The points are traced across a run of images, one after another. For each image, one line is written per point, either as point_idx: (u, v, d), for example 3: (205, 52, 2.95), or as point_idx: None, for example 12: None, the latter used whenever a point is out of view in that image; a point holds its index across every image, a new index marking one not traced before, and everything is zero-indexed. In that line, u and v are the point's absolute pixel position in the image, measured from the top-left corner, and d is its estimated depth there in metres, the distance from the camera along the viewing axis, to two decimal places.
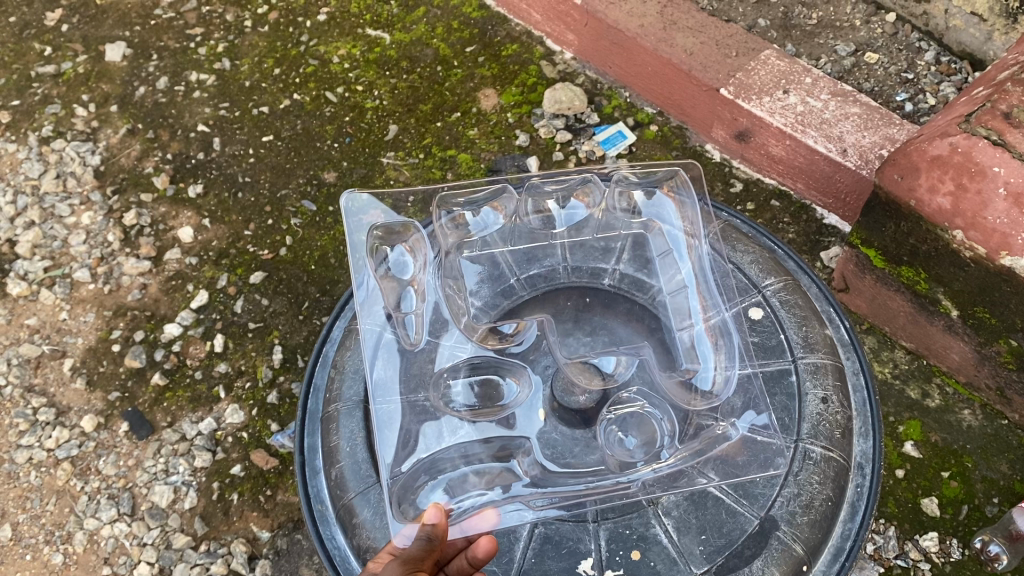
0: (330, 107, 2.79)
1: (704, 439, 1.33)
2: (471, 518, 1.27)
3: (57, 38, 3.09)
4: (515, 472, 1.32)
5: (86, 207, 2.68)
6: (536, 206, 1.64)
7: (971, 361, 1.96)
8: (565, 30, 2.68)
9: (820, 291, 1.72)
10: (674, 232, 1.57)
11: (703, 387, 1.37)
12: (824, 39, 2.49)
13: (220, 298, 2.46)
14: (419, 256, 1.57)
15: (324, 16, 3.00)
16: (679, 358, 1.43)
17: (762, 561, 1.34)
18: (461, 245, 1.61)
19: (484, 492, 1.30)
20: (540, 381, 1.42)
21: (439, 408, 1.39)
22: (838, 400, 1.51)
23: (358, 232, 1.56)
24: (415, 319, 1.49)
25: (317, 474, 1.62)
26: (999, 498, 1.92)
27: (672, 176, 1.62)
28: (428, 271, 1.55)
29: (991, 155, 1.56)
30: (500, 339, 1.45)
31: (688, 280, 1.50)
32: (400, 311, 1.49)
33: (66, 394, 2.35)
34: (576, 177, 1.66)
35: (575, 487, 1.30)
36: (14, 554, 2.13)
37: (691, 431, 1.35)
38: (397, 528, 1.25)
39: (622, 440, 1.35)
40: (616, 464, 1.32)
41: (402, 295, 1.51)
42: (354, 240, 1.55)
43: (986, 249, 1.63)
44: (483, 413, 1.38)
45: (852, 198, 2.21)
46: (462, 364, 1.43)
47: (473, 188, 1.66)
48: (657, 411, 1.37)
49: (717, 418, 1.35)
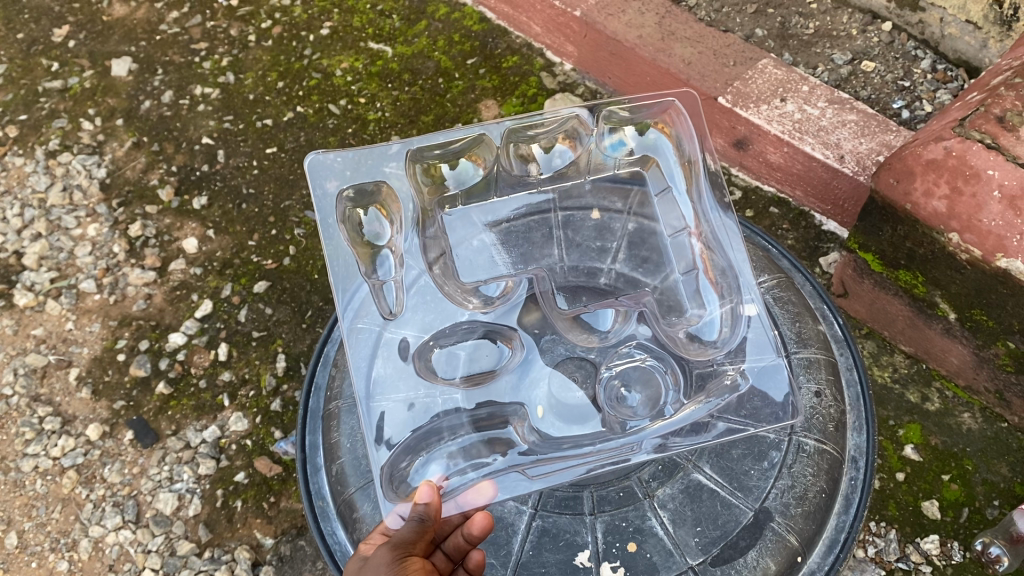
0: (333, 119, 2.83)
1: (710, 390, 1.37)
2: (467, 494, 1.28)
3: (64, 53, 3.14)
4: (513, 440, 1.36)
5: (93, 219, 2.71)
6: (519, 153, 1.64)
7: (970, 364, 1.97)
8: (566, 42, 2.72)
9: (814, 290, 1.75)
10: (676, 177, 1.58)
11: (709, 336, 1.43)
12: (821, 48, 2.52)
13: (224, 308, 2.49)
14: (395, 218, 1.60)
15: (327, 30, 3.04)
16: (687, 304, 1.48)
17: (756, 552, 1.35)
18: (442, 201, 1.63)
19: (483, 462, 1.33)
20: (532, 343, 1.47)
21: (436, 379, 1.42)
22: (831, 393, 1.52)
23: (330, 200, 1.56)
24: (394, 286, 1.54)
25: (318, 471, 1.63)
26: (1000, 501, 1.93)
27: (666, 110, 1.61)
28: (406, 231, 1.60)
29: (985, 158, 1.60)
30: (487, 301, 1.52)
31: (697, 262, 1.51)
32: (378, 277, 1.54)
33: (71, 404, 2.37)
34: (568, 114, 1.63)
35: (574, 451, 1.32)
36: (20, 562, 2.15)
37: (696, 387, 1.39)
38: (389, 508, 1.26)
39: (624, 396, 1.39)
40: (618, 425, 1.35)
41: (379, 261, 1.55)
42: (325, 210, 1.56)
43: (982, 252, 1.66)
44: (477, 382, 1.42)
45: (850, 204, 2.23)
46: (478, 326, 1.48)
47: (450, 137, 1.63)
48: (660, 364, 1.42)
49: (726, 365, 1.39)
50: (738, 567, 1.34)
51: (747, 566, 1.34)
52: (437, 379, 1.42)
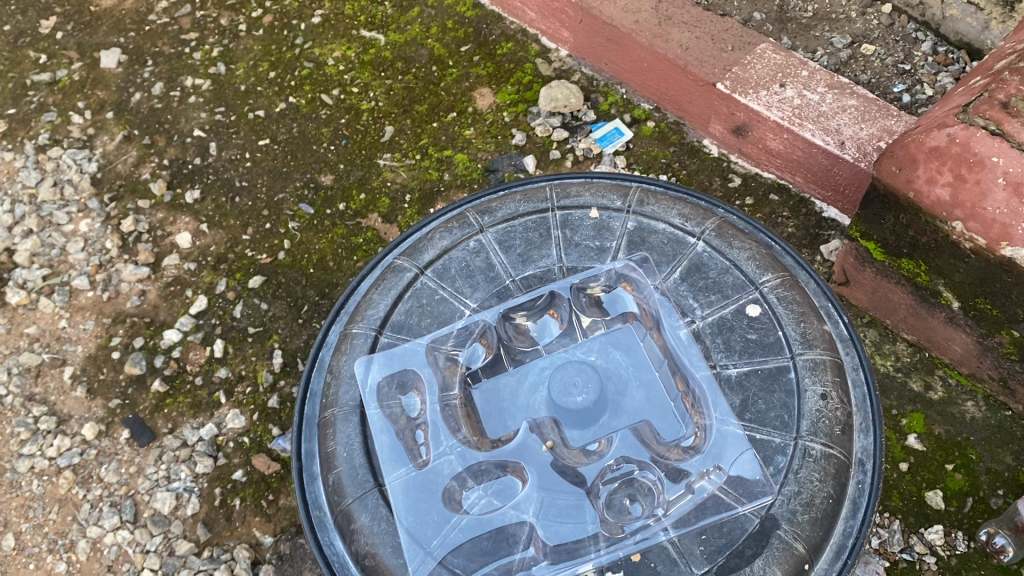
0: (325, 109, 2.78)
1: (733, 352, 1.43)
2: (485, 527, 1.26)
3: (52, 45, 3.09)
4: (530, 445, 1.30)
5: (84, 215, 2.68)
6: (530, 187, 1.71)
7: (974, 353, 1.95)
8: (561, 28, 2.67)
9: (819, 286, 1.62)
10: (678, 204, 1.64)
11: (713, 333, 1.45)
12: (820, 31, 2.48)
13: (219, 303, 2.46)
14: (419, 246, 1.65)
15: (319, 18, 2.99)
16: (693, 304, 1.48)
17: (763, 561, 1.28)
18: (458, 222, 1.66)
19: (503, 492, 1.28)
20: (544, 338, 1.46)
21: (450, 371, 1.42)
22: (838, 396, 1.43)
23: (382, 256, 1.73)
24: (408, 307, 1.56)
25: (314, 480, 1.54)
26: (1004, 490, 1.91)
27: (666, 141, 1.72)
28: (424, 258, 1.62)
29: (989, 145, 1.55)
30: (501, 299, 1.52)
31: (701, 266, 1.53)
32: (403, 294, 1.58)
33: (66, 403, 2.35)
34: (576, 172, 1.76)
35: (597, 462, 1.29)
36: (18, 563, 2.13)
37: (721, 355, 1.43)
38: (435, 517, 1.28)
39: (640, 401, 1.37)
40: (648, 438, 1.31)
41: (399, 284, 1.60)
42: (379, 261, 1.73)
43: (987, 241, 1.63)
44: (452, 417, 1.36)
45: (851, 190, 2.19)
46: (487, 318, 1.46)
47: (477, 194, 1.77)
48: (689, 359, 1.38)
49: (733, 361, 1.42)
50: None
51: None
52: (434, 391, 1.39)
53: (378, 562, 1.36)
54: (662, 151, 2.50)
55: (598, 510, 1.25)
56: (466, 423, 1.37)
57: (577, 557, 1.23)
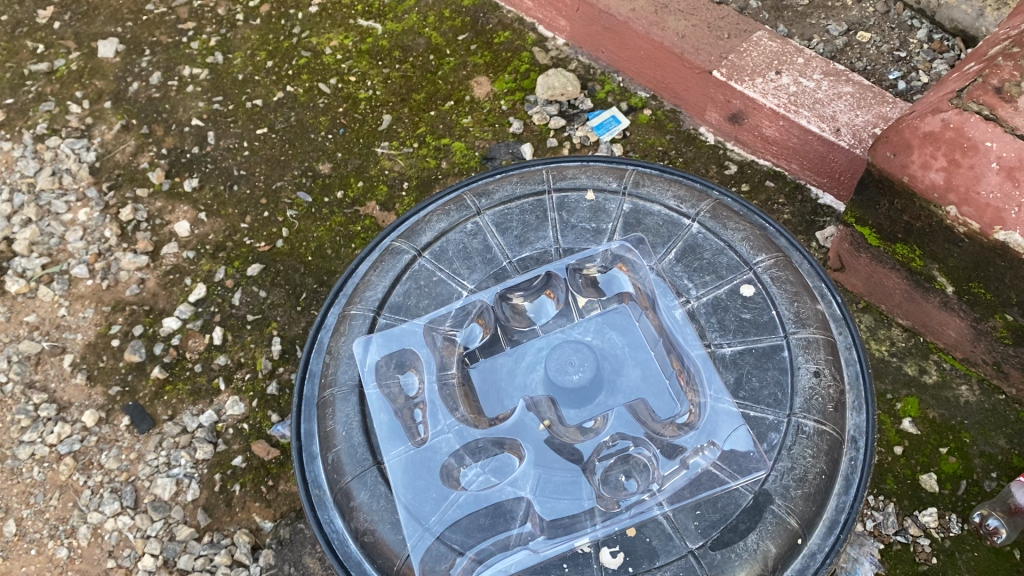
0: (323, 98, 2.79)
1: (727, 331, 1.44)
2: (483, 504, 1.28)
3: (49, 35, 3.10)
4: (529, 426, 1.32)
5: (83, 204, 2.68)
6: (528, 170, 1.72)
7: (968, 337, 1.96)
8: (558, 16, 2.68)
9: (813, 267, 1.63)
10: (674, 186, 1.65)
11: (706, 314, 1.46)
12: (816, 19, 2.49)
13: (218, 291, 2.47)
14: (416, 228, 1.66)
15: (316, 7, 2.99)
16: (688, 284, 1.50)
17: (757, 535, 1.29)
18: (455, 205, 1.67)
19: (500, 470, 1.30)
20: (539, 317, 1.48)
21: (449, 353, 1.43)
22: (831, 373, 1.45)
23: (381, 237, 1.74)
24: (406, 289, 1.57)
25: (314, 459, 1.55)
26: (998, 473, 1.93)
27: None
28: (422, 239, 1.63)
29: (983, 130, 1.55)
30: (499, 280, 1.53)
31: (696, 247, 1.54)
32: (401, 276, 1.59)
33: (67, 390, 2.36)
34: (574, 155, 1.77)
35: (592, 440, 1.30)
36: (19, 549, 2.14)
37: (715, 335, 1.44)
38: (434, 494, 1.30)
39: (636, 380, 1.38)
40: (644, 416, 1.33)
41: (396, 266, 1.61)
42: (377, 242, 1.74)
43: (980, 225, 1.65)
44: (450, 396, 1.38)
45: (846, 176, 2.20)
46: (485, 300, 1.47)
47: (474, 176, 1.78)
48: (687, 339, 1.41)
49: (727, 341, 1.44)
50: (738, 551, 1.28)
51: (748, 549, 1.29)
52: (432, 373, 1.40)
53: (377, 539, 1.38)
54: (658, 139, 2.51)
55: (595, 486, 1.27)
56: (464, 401, 1.39)
57: (573, 532, 1.26)
